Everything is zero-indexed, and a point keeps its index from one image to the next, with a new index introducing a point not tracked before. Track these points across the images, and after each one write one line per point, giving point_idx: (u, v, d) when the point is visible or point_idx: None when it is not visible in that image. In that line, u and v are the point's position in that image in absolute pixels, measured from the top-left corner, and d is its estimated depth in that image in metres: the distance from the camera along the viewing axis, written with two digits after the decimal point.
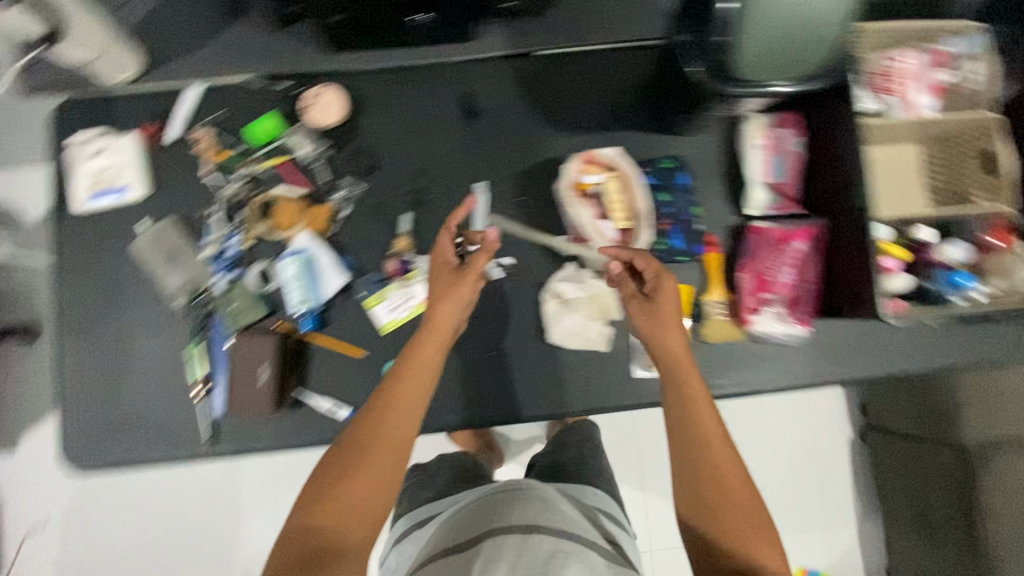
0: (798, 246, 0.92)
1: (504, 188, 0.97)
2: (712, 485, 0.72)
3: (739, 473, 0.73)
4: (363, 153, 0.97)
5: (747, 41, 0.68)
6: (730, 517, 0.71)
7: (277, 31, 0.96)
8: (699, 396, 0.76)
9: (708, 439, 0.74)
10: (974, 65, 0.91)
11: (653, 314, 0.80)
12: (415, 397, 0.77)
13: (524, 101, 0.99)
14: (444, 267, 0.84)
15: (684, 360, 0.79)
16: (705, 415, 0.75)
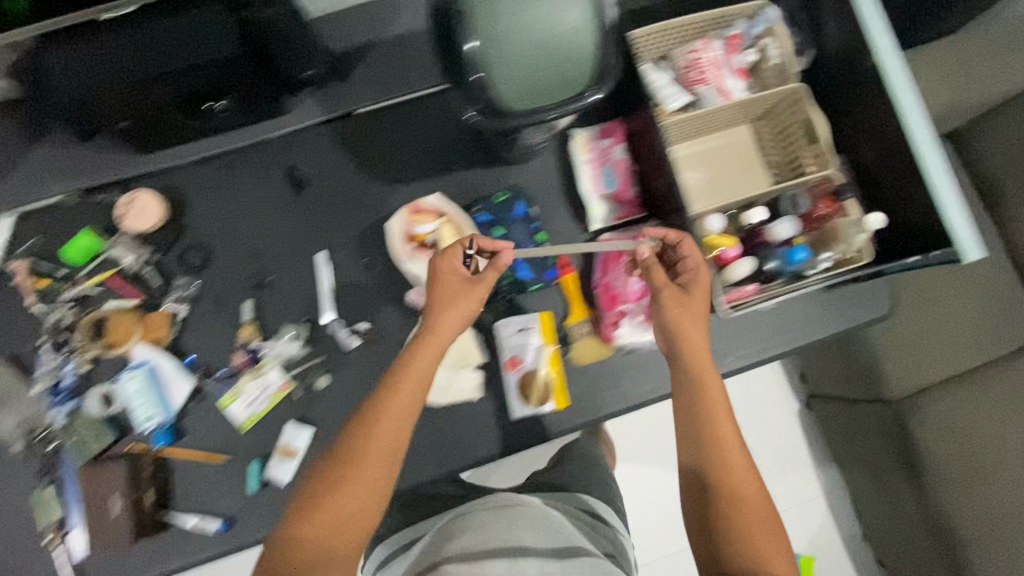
0: (640, 251, 0.90)
1: (345, 254, 0.94)
2: (718, 469, 0.69)
3: (747, 465, 0.70)
4: (193, 249, 0.94)
5: (506, 73, 0.68)
6: (739, 505, 0.67)
7: (79, 144, 0.93)
8: (708, 373, 0.75)
9: (714, 422, 0.72)
10: (773, 39, 0.91)
11: (681, 295, 0.78)
12: (411, 411, 0.72)
13: (349, 163, 0.97)
14: (455, 275, 0.79)
15: (696, 336, 0.77)
16: (715, 398, 0.73)
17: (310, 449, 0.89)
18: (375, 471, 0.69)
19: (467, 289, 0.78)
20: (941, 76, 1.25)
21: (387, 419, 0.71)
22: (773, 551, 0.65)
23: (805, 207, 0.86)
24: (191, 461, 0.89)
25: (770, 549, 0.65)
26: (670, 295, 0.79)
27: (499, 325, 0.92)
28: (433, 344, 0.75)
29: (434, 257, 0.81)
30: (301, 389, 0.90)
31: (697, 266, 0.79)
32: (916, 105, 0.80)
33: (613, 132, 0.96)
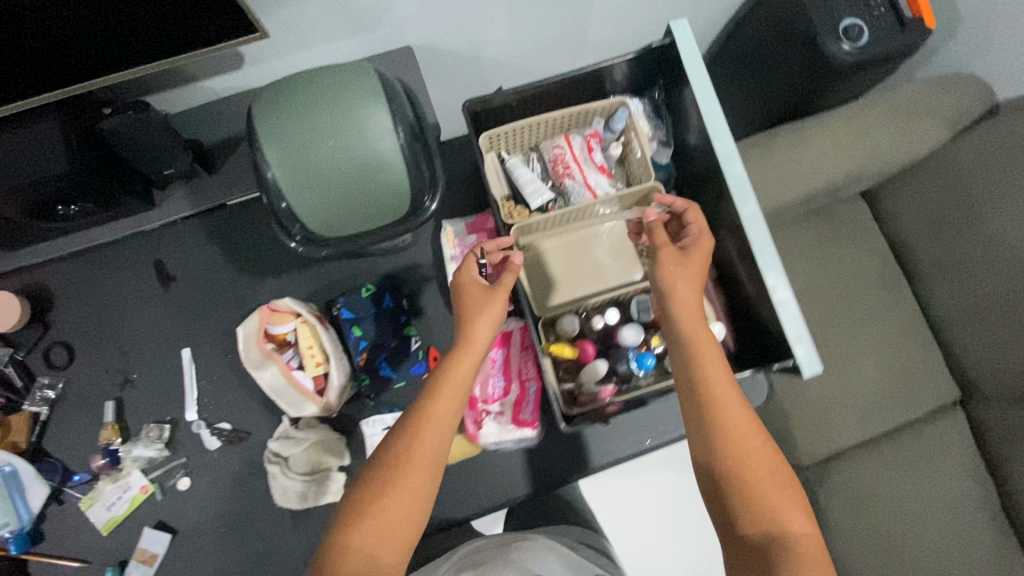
0: (495, 353, 0.90)
1: (212, 350, 0.94)
2: (727, 449, 0.66)
3: (757, 437, 0.67)
4: (59, 346, 0.93)
5: (311, 201, 0.66)
6: (754, 477, 0.65)
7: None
8: (709, 352, 0.71)
9: (717, 399, 0.68)
10: (635, 136, 0.91)
11: (682, 261, 0.76)
12: (448, 418, 0.71)
13: (220, 256, 0.96)
14: (476, 287, 0.79)
15: (696, 312, 0.74)
16: (718, 377, 0.69)
17: (169, 552, 0.88)
18: (418, 475, 0.68)
19: (489, 299, 0.78)
20: (844, 143, 1.23)
21: (425, 425, 0.70)
22: (799, 521, 0.63)
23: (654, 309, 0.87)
24: (49, 566, 0.88)
25: (791, 518, 0.63)
26: (667, 254, 0.76)
27: (364, 424, 0.89)
28: (466, 352, 0.74)
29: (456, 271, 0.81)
30: (162, 491, 0.90)
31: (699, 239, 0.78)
32: (758, 218, 0.78)
33: (482, 225, 0.96)
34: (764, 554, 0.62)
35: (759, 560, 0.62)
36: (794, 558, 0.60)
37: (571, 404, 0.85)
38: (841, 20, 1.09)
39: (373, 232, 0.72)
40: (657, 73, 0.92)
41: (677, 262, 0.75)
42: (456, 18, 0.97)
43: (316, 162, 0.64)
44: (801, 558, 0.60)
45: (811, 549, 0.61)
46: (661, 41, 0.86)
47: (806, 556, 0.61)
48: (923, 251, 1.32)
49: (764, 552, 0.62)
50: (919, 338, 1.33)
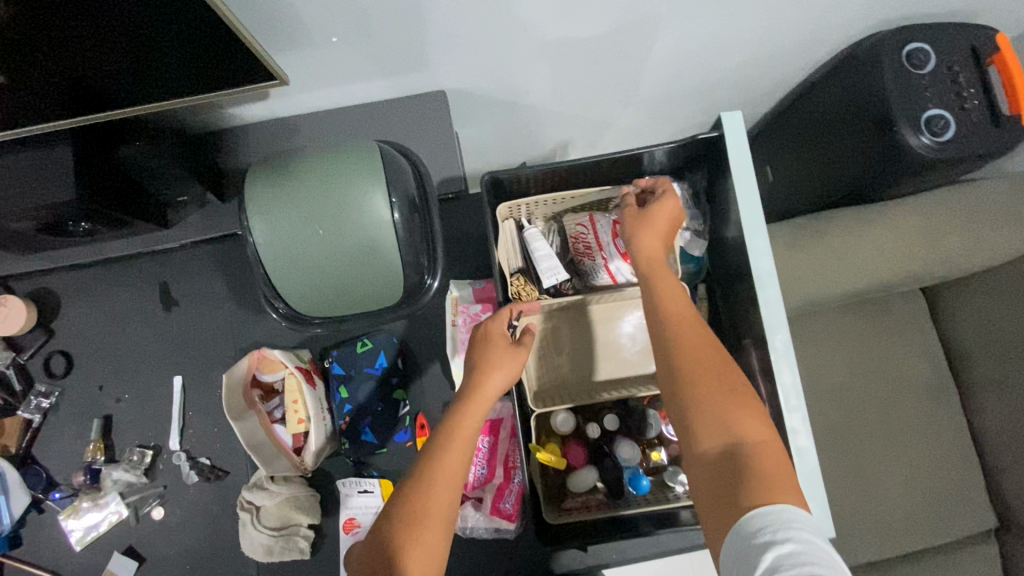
0: (481, 440, 0.87)
1: (204, 382, 0.93)
2: (688, 378, 0.62)
3: (716, 359, 0.63)
4: (60, 356, 0.94)
5: (297, 277, 0.63)
6: (711, 393, 0.60)
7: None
8: (675, 298, 0.68)
9: (683, 328, 0.65)
10: None
11: (645, 221, 0.75)
12: (461, 469, 0.63)
13: (224, 286, 0.95)
14: (502, 339, 0.72)
15: (659, 264, 0.72)
16: (682, 312, 0.67)
17: None
18: (435, 533, 0.58)
19: (514, 354, 0.70)
20: (906, 238, 1.10)
21: (440, 478, 0.61)
22: (755, 429, 0.58)
23: (655, 429, 0.79)
24: (23, 573, 0.89)
25: (749, 428, 0.58)
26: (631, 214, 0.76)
27: (341, 483, 0.87)
28: (478, 397, 0.67)
29: (485, 319, 0.74)
30: (136, 518, 0.89)
31: (664, 198, 0.75)
32: (790, 352, 0.70)
33: (489, 294, 0.92)
34: (724, 474, 0.56)
35: (724, 479, 0.56)
36: (756, 472, 0.55)
37: (554, 510, 0.78)
38: (924, 109, 0.96)
39: (355, 315, 0.69)
40: (698, 160, 0.84)
41: (639, 226, 0.74)
42: (493, 66, 0.91)
43: (306, 243, 0.60)
44: (758, 473, 0.55)
45: (771, 458, 0.56)
46: (708, 132, 0.79)
47: (766, 471, 0.55)
48: (979, 366, 1.18)
49: (725, 467, 0.57)
50: (963, 461, 1.18)
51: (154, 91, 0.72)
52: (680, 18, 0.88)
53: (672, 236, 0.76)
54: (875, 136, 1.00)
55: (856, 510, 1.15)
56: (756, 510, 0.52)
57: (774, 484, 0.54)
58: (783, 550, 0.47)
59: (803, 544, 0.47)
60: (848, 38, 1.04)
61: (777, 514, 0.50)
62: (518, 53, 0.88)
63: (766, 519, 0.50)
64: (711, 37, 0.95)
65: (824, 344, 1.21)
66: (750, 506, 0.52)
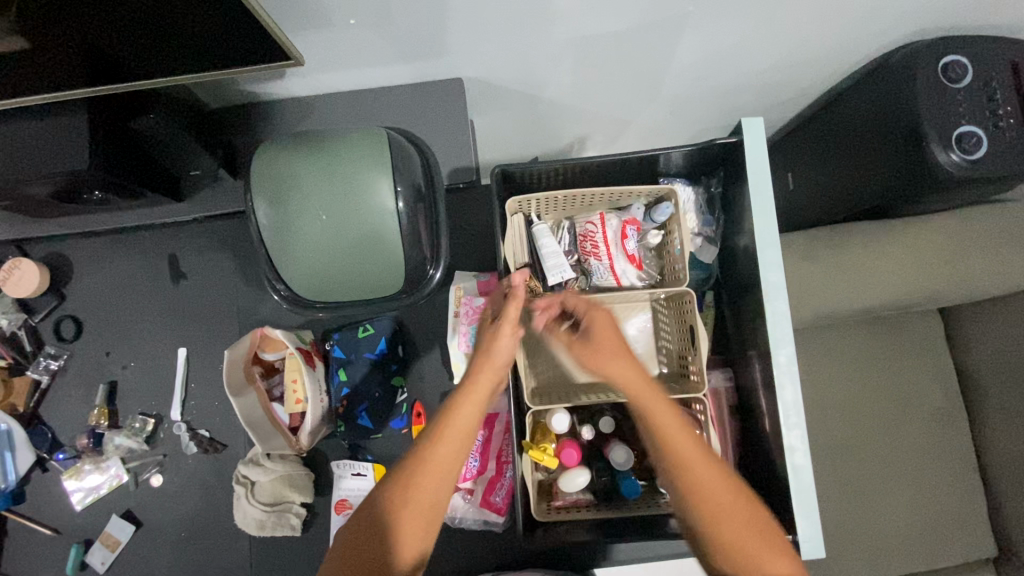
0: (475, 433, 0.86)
1: (206, 356, 0.94)
2: (717, 526, 0.57)
3: (734, 495, 0.58)
4: (69, 321, 0.96)
5: (298, 261, 0.63)
6: (741, 536, 0.57)
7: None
8: (679, 432, 0.60)
9: (687, 466, 0.59)
10: (678, 229, 0.82)
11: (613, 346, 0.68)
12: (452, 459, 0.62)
13: (232, 261, 0.96)
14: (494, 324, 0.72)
15: (648, 390, 0.64)
16: (687, 454, 0.59)
17: (132, 543, 0.90)
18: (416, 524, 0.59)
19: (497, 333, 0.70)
20: (924, 256, 1.07)
21: (427, 468, 0.60)
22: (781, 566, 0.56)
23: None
24: (25, 528, 0.92)
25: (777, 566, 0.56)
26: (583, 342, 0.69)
27: (334, 465, 0.88)
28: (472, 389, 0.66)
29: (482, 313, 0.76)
30: (135, 483, 0.91)
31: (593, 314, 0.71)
32: (793, 368, 0.69)
33: (492, 287, 0.90)
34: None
35: None
36: None
37: (545, 508, 0.78)
38: (956, 125, 0.92)
39: (353, 304, 0.69)
40: (713, 165, 0.83)
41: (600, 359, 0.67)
42: (512, 57, 0.89)
43: (308, 226, 0.60)
44: None
45: None
46: (727, 137, 0.76)
47: None
48: (990, 391, 1.15)
49: None
50: (966, 488, 1.16)
51: (169, 66, 0.72)
52: (708, 17, 0.86)
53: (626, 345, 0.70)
54: (902, 149, 0.96)
55: (853, 529, 1.13)
56: None
57: None
58: None
59: None
60: (881, 45, 1.00)
61: None
62: (538, 45, 0.87)
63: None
64: (739, 38, 0.92)
65: (833, 359, 1.18)
66: None
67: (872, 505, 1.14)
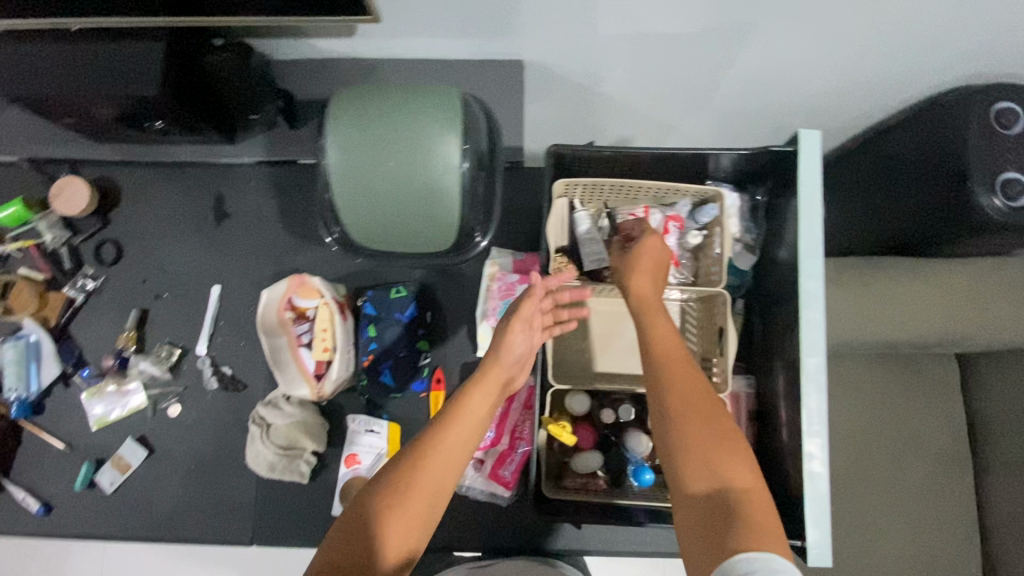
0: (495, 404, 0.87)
1: (238, 296, 0.96)
2: (680, 417, 0.60)
3: (708, 401, 0.60)
4: (109, 245, 0.98)
5: (358, 207, 0.64)
6: (698, 436, 0.58)
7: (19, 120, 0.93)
8: (666, 332, 0.67)
9: (670, 359, 0.64)
10: (720, 233, 0.83)
11: (632, 261, 0.76)
12: (469, 437, 0.61)
13: (276, 207, 0.98)
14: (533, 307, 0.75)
15: (654, 302, 0.71)
16: (674, 352, 0.65)
17: (142, 468, 0.92)
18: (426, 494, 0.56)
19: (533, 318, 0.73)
20: (951, 298, 1.08)
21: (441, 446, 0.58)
22: (744, 479, 0.56)
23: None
24: (38, 440, 0.93)
25: (737, 479, 0.56)
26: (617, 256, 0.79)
27: (351, 418, 0.89)
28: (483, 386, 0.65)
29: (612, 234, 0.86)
30: (152, 410, 0.93)
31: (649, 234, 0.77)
32: (820, 377, 0.70)
33: (528, 267, 0.92)
34: (712, 517, 0.54)
35: (711, 523, 0.53)
36: (744, 520, 0.52)
37: (554, 486, 0.79)
38: (1002, 169, 0.92)
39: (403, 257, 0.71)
40: (762, 175, 0.84)
41: (626, 268, 0.75)
42: (575, 45, 0.91)
43: (375, 172, 0.62)
44: (750, 521, 0.52)
45: (757, 508, 0.54)
46: (781, 146, 0.77)
47: (755, 519, 0.52)
48: (1000, 444, 1.15)
49: (709, 513, 0.54)
50: (964, 536, 1.15)
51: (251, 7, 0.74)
52: (773, 28, 0.87)
53: (662, 272, 0.76)
54: (945, 188, 0.97)
55: (846, 561, 1.12)
56: (746, 554, 0.49)
57: (758, 529, 0.51)
58: (751, 557, 0.49)
59: (756, 563, 0.48)
60: (937, 84, 1.01)
61: (764, 561, 0.48)
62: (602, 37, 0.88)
63: (754, 565, 0.48)
64: (801, 55, 0.93)
65: (846, 389, 1.19)
66: (740, 546, 0.50)
67: (869, 539, 1.13)
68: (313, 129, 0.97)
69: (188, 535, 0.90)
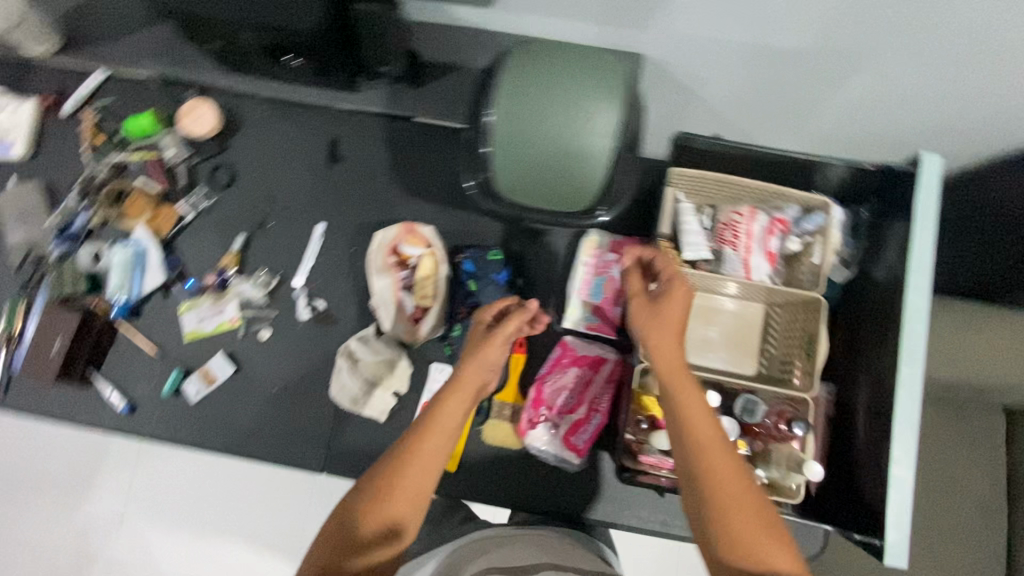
0: (578, 373, 0.90)
1: (338, 236, 0.99)
2: (716, 498, 0.62)
3: (739, 478, 0.63)
4: (223, 169, 1.02)
5: (511, 158, 0.68)
6: (736, 518, 0.62)
7: (174, 43, 1.02)
8: (693, 401, 0.66)
9: (700, 435, 0.65)
10: (822, 243, 0.86)
11: (655, 313, 0.71)
12: (443, 449, 0.68)
13: (386, 157, 1.02)
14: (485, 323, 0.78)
15: (679, 361, 0.69)
16: (705, 426, 0.65)
17: (226, 385, 0.95)
18: (404, 501, 0.65)
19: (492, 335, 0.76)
20: None
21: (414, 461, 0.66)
22: (781, 559, 0.60)
23: (759, 416, 0.81)
24: (131, 343, 0.97)
25: (776, 560, 0.60)
26: (639, 303, 0.74)
27: (434, 367, 0.92)
28: (458, 397, 0.70)
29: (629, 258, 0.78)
30: (244, 331, 0.97)
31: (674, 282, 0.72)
32: (914, 387, 0.72)
33: (625, 249, 0.94)
34: None
35: None
36: None
37: (630, 457, 0.83)
38: None
39: (535, 215, 0.73)
40: (872, 193, 0.86)
41: (649, 318, 0.71)
42: (694, 71, 0.92)
43: (537, 127, 0.65)
44: None
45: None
46: (902, 164, 0.79)
47: None
48: None
49: None
50: None
51: None
52: None
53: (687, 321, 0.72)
54: None
55: None
56: None
57: None
58: None
59: None
60: None
61: None
62: (726, 62, 0.89)
63: None
64: (923, 119, 0.91)
65: None
66: None
67: None
68: (433, 89, 1.01)
69: (263, 453, 0.93)
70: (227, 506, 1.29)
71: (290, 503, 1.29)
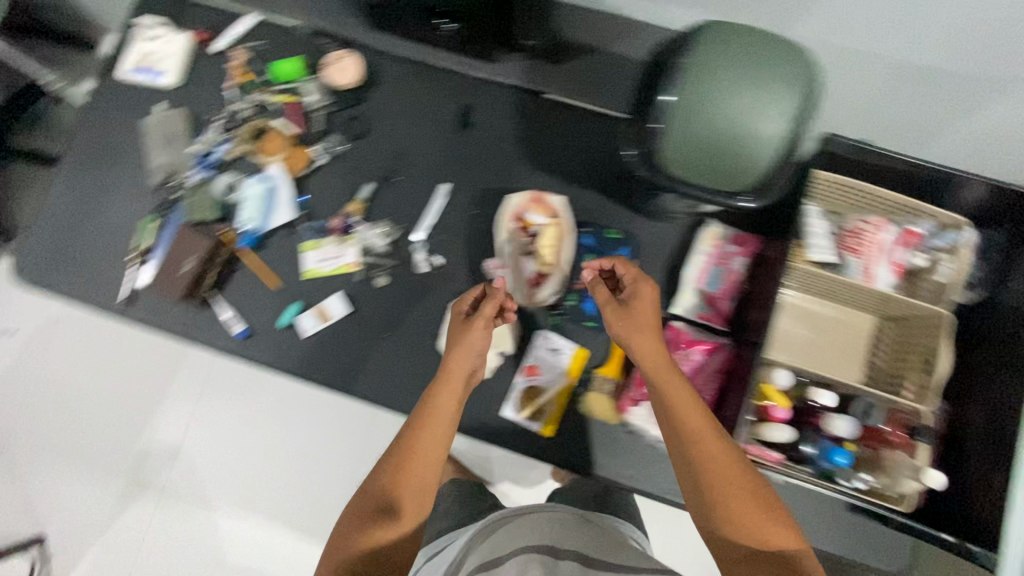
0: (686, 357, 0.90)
1: (461, 198, 1.03)
2: (712, 488, 0.65)
3: (734, 468, 0.65)
4: (358, 120, 1.06)
5: (695, 119, 0.69)
6: (735, 504, 0.63)
7: None
8: (679, 401, 0.69)
9: (692, 434, 0.67)
10: (951, 259, 0.87)
11: (630, 318, 0.74)
12: (444, 430, 0.73)
13: (513, 128, 1.04)
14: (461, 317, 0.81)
15: (662, 361, 0.71)
16: (694, 422, 0.67)
17: (337, 325, 0.99)
18: (414, 482, 0.70)
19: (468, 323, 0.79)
20: None
21: (415, 448, 0.71)
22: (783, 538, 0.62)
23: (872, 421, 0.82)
24: (252, 272, 1.01)
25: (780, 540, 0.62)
26: (610, 311, 0.75)
27: (540, 334, 0.95)
28: (450, 383, 0.75)
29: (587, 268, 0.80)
30: (361, 276, 1.00)
31: (640, 287, 0.75)
32: None
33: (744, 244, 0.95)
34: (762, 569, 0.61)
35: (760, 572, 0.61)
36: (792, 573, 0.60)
37: None
38: None
39: (698, 184, 0.74)
40: (1014, 219, 0.85)
41: (621, 323, 0.74)
42: (834, 81, 0.93)
43: (729, 92, 0.68)
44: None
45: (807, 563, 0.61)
46: None
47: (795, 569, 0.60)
48: None
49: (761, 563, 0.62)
50: None
51: None
52: None
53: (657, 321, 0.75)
54: None
55: None
56: None
57: None
58: None
59: None
60: None
61: None
62: (872, 75, 0.89)
63: None
64: None
65: None
66: None
67: None
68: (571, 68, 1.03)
69: (366, 394, 0.96)
70: (294, 450, 1.32)
71: (349, 454, 1.31)
